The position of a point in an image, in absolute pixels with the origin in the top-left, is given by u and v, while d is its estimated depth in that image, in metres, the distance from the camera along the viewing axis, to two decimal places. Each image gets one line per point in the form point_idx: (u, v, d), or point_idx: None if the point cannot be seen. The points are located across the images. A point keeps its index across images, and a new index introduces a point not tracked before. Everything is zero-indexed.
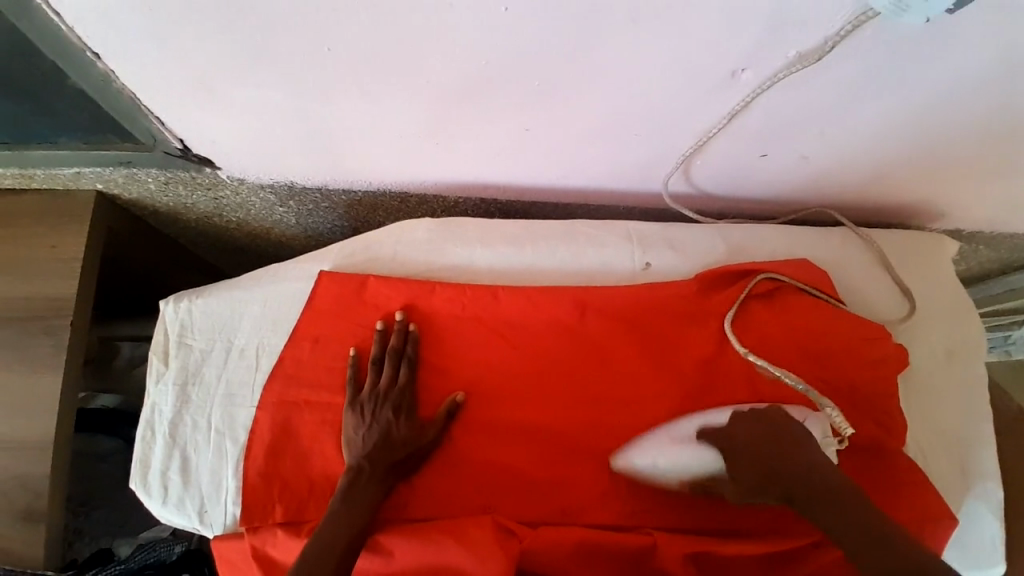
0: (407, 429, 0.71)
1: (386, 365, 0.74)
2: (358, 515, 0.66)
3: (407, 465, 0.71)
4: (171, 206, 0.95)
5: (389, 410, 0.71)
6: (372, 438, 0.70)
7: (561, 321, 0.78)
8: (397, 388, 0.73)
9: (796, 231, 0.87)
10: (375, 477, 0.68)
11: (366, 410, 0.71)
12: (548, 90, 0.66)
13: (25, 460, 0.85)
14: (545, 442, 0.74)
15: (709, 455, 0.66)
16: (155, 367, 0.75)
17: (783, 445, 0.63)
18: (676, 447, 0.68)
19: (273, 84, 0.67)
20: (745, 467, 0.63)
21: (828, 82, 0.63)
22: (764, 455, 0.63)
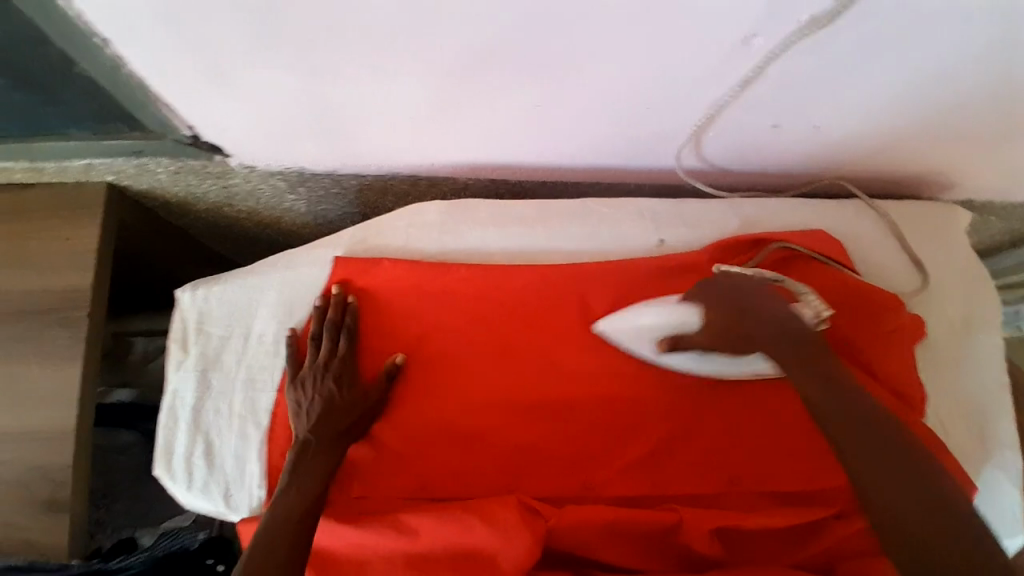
0: (353, 395, 0.72)
1: (326, 338, 0.74)
2: (314, 485, 0.67)
3: (355, 430, 0.72)
4: (182, 197, 0.94)
5: (331, 381, 0.72)
6: (316, 408, 0.71)
7: (501, 285, 0.78)
8: (338, 358, 0.73)
9: (810, 204, 0.86)
10: (324, 448, 0.70)
11: (307, 383, 0.72)
12: (559, 66, 0.65)
13: (49, 451, 0.87)
14: (497, 406, 0.75)
15: (689, 312, 0.71)
16: (175, 355, 0.75)
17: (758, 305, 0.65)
18: (661, 308, 0.73)
19: (282, 68, 0.66)
20: (724, 332, 0.67)
21: (841, 48, 0.62)
22: (788, 330, 0.63)
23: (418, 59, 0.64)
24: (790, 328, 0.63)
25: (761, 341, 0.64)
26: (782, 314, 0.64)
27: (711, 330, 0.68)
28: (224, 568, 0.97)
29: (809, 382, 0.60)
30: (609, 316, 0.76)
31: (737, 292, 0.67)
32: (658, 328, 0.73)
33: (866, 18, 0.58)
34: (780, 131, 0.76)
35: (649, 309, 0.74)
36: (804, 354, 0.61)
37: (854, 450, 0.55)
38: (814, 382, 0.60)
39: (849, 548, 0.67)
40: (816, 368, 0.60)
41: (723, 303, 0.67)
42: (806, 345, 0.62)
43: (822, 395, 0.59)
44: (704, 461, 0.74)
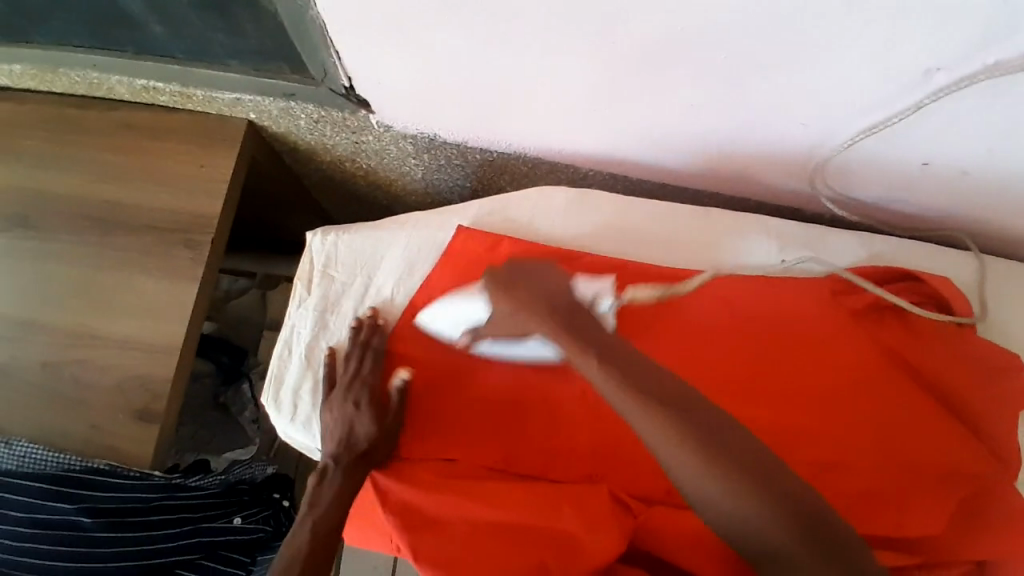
0: (372, 418, 0.72)
1: (353, 358, 0.75)
2: (335, 506, 0.71)
3: (375, 458, 0.73)
4: (312, 145, 0.98)
5: (353, 403, 0.72)
6: (339, 430, 0.72)
7: None
8: (362, 381, 0.74)
9: (937, 250, 0.84)
10: (344, 473, 0.71)
11: (335, 402, 0.73)
12: (725, 71, 0.66)
13: (151, 362, 0.91)
14: (552, 432, 0.74)
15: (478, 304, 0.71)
16: (298, 292, 0.79)
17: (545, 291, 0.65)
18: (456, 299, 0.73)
19: (456, 33, 0.68)
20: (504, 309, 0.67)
21: (1019, 99, 0.61)
22: (555, 301, 0.64)
23: (590, 43, 0.65)
24: (561, 305, 0.64)
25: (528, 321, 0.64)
26: (552, 290, 0.65)
27: (499, 312, 0.67)
28: (289, 504, 1.02)
29: (607, 367, 0.59)
30: (426, 310, 0.76)
31: (533, 270, 0.67)
32: (465, 322, 0.73)
33: None
34: (927, 170, 0.75)
35: (455, 302, 0.73)
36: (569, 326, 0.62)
37: (666, 434, 0.56)
38: (611, 359, 0.60)
39: None
40: (597, 350, 0.60)
41: (503, 282, 0.67)
42: (584, 317, 0.63)
43: (631, 371, 0.59)
44: None
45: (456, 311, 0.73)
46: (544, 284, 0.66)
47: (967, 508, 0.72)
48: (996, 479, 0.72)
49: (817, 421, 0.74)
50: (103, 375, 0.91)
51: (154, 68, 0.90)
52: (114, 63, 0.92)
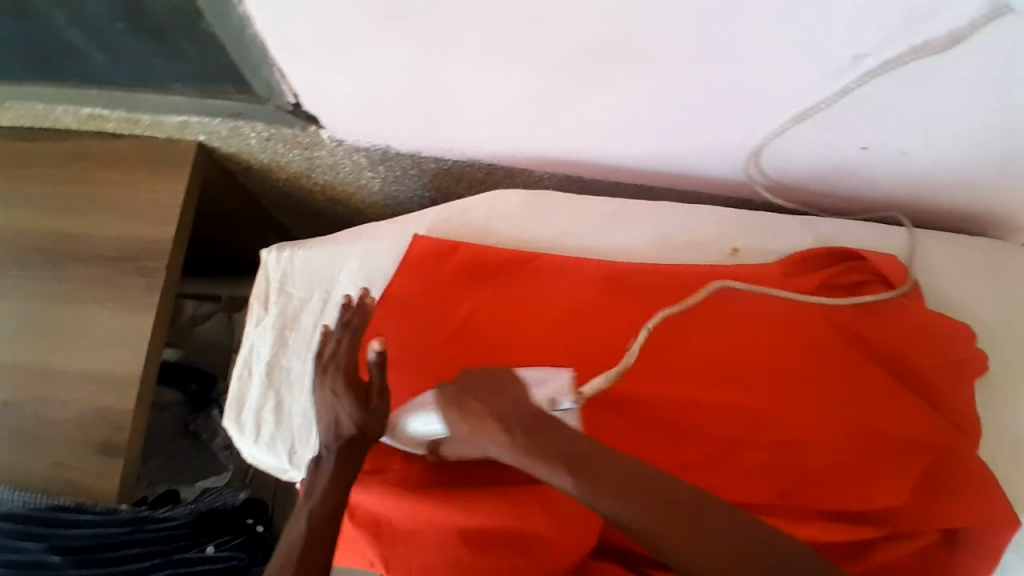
0: (355, 400, 0.64)
1: (334, 335, 0.64)
2: (325, 502, 0.62)
3: (365, 443, 0.65)
4: (265, 163, 0.97)
5: (334, 382, 0.63)
6: (328, 417, 0.64)
7: (539, 302, 0.79)
8: (344, 360, 0.64)
9: (881, 229, 0.87)
10: (337, 461, 0.64)
11: (319, 381, 0.65)
12: (665, 67, 0.67)
13: (112, 394, 0.89)
14: None
15: (435, 415, 0.69)
16: (256, 311, 0.78)
17: (496, 392, 0.63)
18: (419, 411, 0.71)
19: (398, 44, 0.69)
20: (463, 423, 0.64)
21: (945, 77, 0.64)
22: (516, 415, 0.61)
23: (529, 46, 0.66)
24: (519, 412, 0.61)
25: (492, 441, 0.62)
26: (516, 398, 0.62)
27: (460, 431, 0.66)
28: (262, 529, 1.02)
29: (579, 478, 0.55)
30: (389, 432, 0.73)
31: (478, 380, 0.66)
32: (428, 434, 0.70)
33: (978, 49, 0.59)
34: (866, 154, 0.78)
35: (418, 412, 0.70)
36: (529, 438, 0.59)
37: (657, 535, 0.52)
38: (564, 456, 0.57)
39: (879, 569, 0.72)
40: (562, 463, 0.56)
41: (455, 399, 0.65)
42: (546, 423, 0.59)
43: (594, 479, 0.55)
44: (769, 470, 0.73)
45: (422, 422, 0.70)
46: (505, 394, 0.63)
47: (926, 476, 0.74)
48: (956, 445, 0.74)
49: (781, 399, 0.75)
50: (63, 411, 0.89)
51: (98, 95, 0.89)
52: (57, 93, 0.90)
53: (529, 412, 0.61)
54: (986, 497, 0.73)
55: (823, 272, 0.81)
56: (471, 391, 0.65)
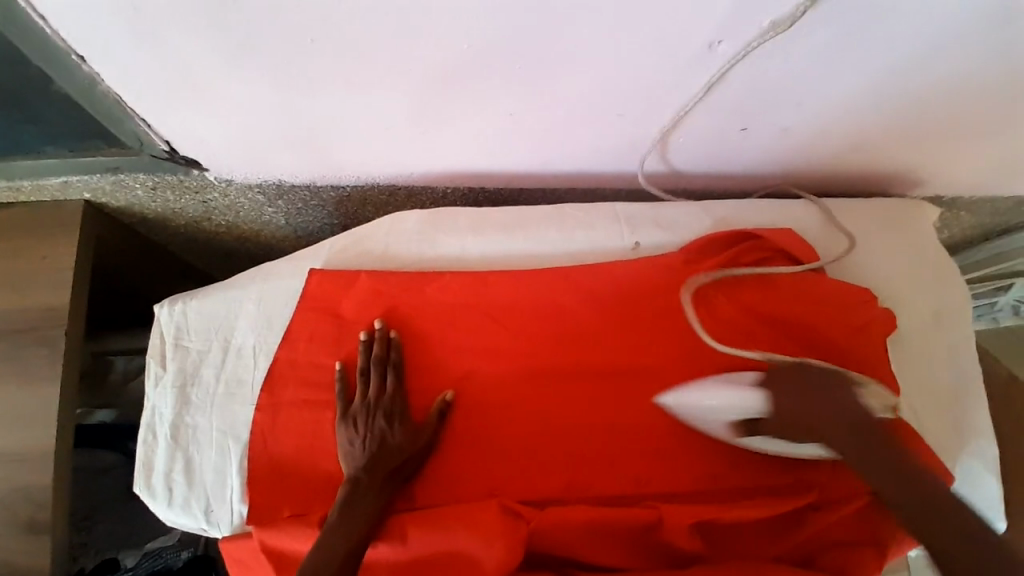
0: (404, 433, 0.71)
1: (374, 374, 0.74)
2: (364, 520, 0.67)
3: (404, 472, 0.71)
4: (160, 213, 0.94)
5: (382, 419, 0.71)
6: (368, 446, 0.70)
7: (447, 320, 0.78)
8: (388, 395, 0.73)
9: (775, 204, 0.89)
10: (372, 489, 0.68)
11: (359, 422, 0.71)
12: (533, 72, 0.66)
13: (26, 471, 0.85)
14: (447, 456, 0.73)
15: (756, 396, 0.69)
16: (153, 371, 0.76)
17: (831, 384, 0.65)
18: (727, 390, 0.71)
19: (260, 80, 0.67)
20: (799, 407, 0.65)
21: (803, 50, 0.64)
22: (847, 414, 0.62)
23: (392, 66, 0.65)
24: (853, 414, 0.61)
25: (827, 426, 0.62)
26: (846, 400, 0.63)
27: (789, 416, 0.66)
28: None
29: (869, 470, 0.57)
30: (673, 390, 0.74)
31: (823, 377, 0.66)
32: (712, 409, 0.71)
33: (824, 18, 0.60)
34: (748, 133, 0.79)
35: (717, 389, 0.72)
36: (864, 436, 0.59)
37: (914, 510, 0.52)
38: (864, 447, 0.58)
39: (823, 541, 0.70)
40: (870, 456, 0.58)
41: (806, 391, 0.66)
42: (872, 426, 0.60)
43: (875, 468, 0.56)
44: (689, 454, 0.74)
45: (722, 399, 0.71)
46: (840, 392, 0.64)
47: None
48: None
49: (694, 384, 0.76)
50: None
51: None
52: None
53: (866, 415, 0.61)
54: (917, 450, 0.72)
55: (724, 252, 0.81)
56: (823, 384, 0.65)
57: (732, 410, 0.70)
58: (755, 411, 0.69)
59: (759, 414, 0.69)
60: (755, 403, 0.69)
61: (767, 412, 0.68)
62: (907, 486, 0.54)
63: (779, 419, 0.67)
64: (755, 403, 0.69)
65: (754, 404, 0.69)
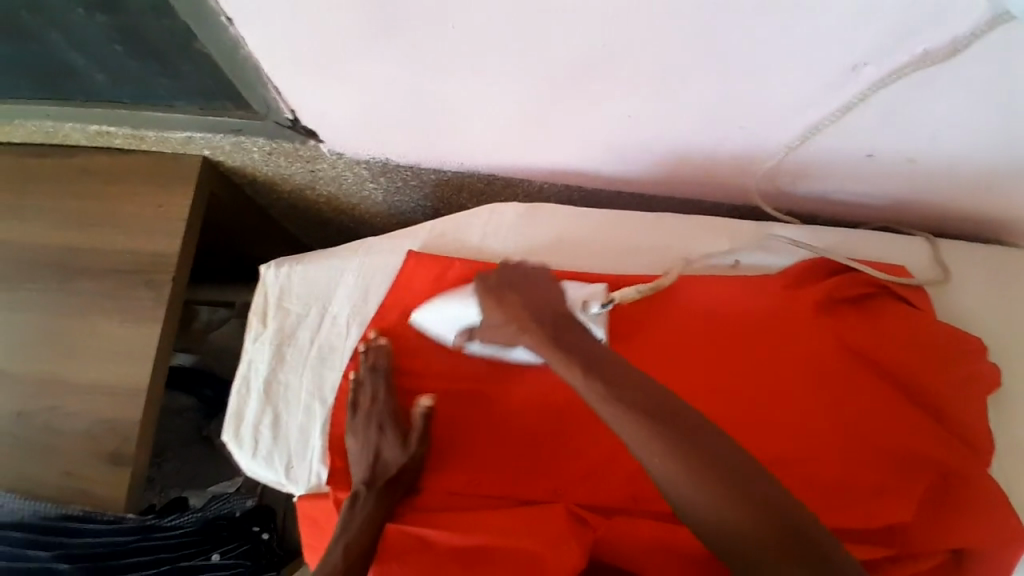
0: (397, 441, 0.71)
1: (365, 384, 0.73)
2: (363, 530, 0.68)
3: (403, 481, 0.71)
4: (270, 176, 0.98)
5: (375, 429, 0.71)
6: (364, 458, 0.71)
7: None
8: (379, 404, 0.72)
9: (881, 239, 0.87)
10: (373, 500, 0.69)
11: (356, 430, 0.72)
12: (660, 78, 0.66)
13: (118, 406, 0.90)
14: (484, 463, 0.73)
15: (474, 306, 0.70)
16: (253, 326, 0.78)
17: (544, 301, 0.64)
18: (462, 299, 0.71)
19: (390, 60, 0.69)
20: (496, 307, 0.65)
21: (946, 84, 0.61)
22: (554, 323, 0.62)
23: (518, 60, 0.66)
24: (585, 340, 0.61)
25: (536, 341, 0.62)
26: (550, 307, 0.63)
27: (489, 318, 0.66)
28: (267, 537, 1.04)
29: (610, 395, 0.56)
30: (426, 305, 0.75)
31: (525, 278, 0.65)
32: (458, 321, 0.72)
33: (978, 57, 0.57)
34: (872, 161, 0.76)
35: (451, 301, 0.72)
36: (589, 358, 0.58)
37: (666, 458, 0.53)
38: (575, 356, 0.59)
39: None
40: (603, 380, 0.57)
41: (496, 292, 0.65)
42: (580, 345, 0.60)
43: (627, 400, 0.55)
44: None
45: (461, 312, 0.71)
46: (539, 295, 0.64)
47: (927, 501, 0.72)
48: (960, 465, 0.71)
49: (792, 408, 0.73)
50: (72, 422, 0.91)
51: (104, 113, 0.92)
52: (67, 113, 0.93)
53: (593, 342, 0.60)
54: (994, 524, 0.70)
55: (786, 298, 0.78)
56: (513, 287, 0.65)
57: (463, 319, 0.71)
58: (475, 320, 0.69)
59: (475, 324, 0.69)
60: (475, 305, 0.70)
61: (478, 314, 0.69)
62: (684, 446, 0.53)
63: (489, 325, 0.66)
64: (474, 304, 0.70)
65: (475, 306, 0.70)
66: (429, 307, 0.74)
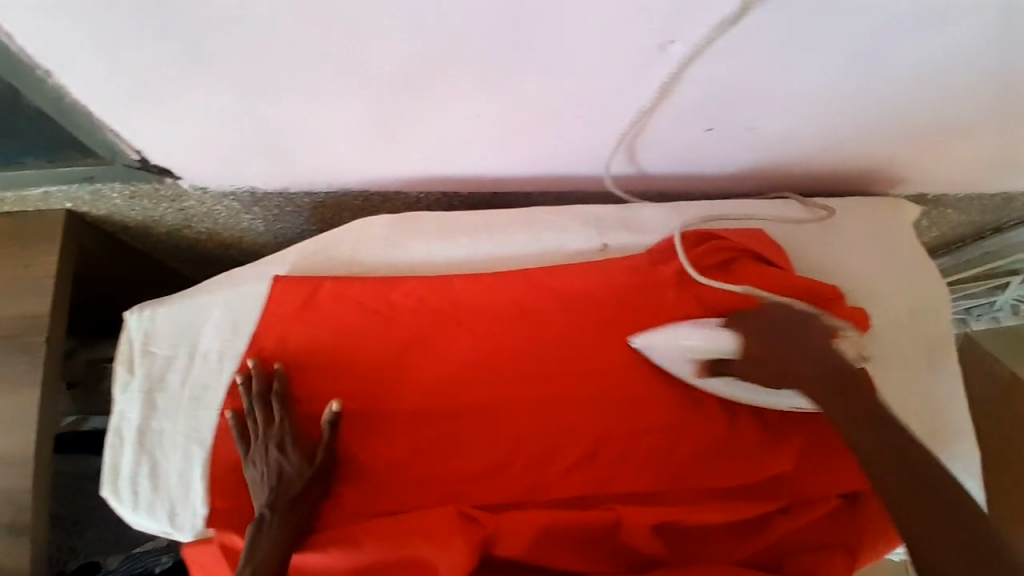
0: (300, 456, 0.70)
1: (257, 408, 0.71)
2: (272, 555, 0.64)
3: (309, 499, 0.69)
4: (140, 220, 0.96)
5: (275, 449, 0.70)
6: (266, 480, 0.69)
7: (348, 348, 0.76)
8: (276, 425, 0.71)
9: (745, 204, 0.89)
10: (280, 521, 0.66)
11: (254, 453, 0.70)
12: (491, 77, 0.67)
13: (7, 479, 0.86)
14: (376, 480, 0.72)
15: (726, 337, 0.71)
16: (120, 376, 0.76)
17: (817, 341, 0.65)
18: (701, 328, 0.73)
19: (224, 89, 0.68)
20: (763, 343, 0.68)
21: (756, 49, 0.64)
22: (823, 361, 0.63)
23: (353, 74, 0.66)
24: (831, 364, 0.62)
25: (802, 379, 0.63)
26: (821, 351, 0.64)
27: (756, 355, 0.68)
28: None
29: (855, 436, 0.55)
30: (642, 332, 0.77)
31: (787, 320, 0.67)
32: (688, 349, 0.73)
33: (773, 19, 0.60)
34: (716, 134, 0.79)
35: (684, 330, 0.74)
36: (838, 391, 0.59)
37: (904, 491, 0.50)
38: (839, 404, 0.58)
39: (789, 544, 0.72)
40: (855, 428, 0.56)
41: (764, 335, 0.68)
42: (855, 391, 0.59)
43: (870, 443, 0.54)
44: (648, 460, 0.75)
45: (691, 339, 0.73)
46: (812, 341, 0.65)
47: (810, 453, 0.76)
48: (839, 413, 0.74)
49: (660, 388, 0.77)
50: None
51: None
52: None
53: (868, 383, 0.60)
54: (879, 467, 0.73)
55: (651, 277, 0.80)
56: (771, 331, 0.68)
57: (704, 349, 0.72)
58: (724, 353, 0.71)
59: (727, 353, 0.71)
60: (727, 342, 0.71)
61: (735, 352, 0.70)
62: (899, 468, 0.51)
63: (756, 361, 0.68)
64: (727, 336, 0.71)
65: (726, 342, 0.71)
66: (648, 333, 0.77)
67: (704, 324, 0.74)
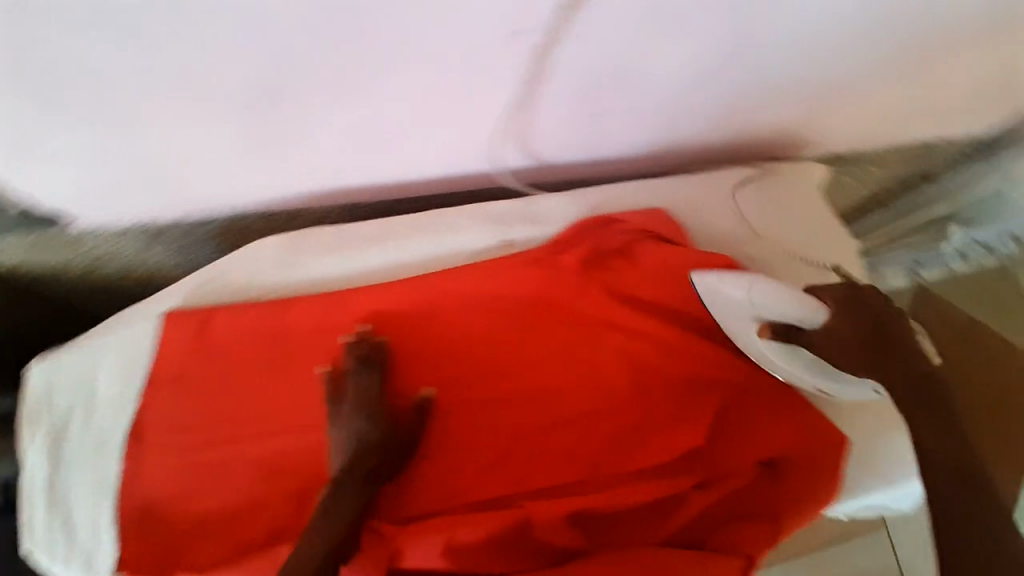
0: (382, 427, 0.69)
1: (356, 376, 0.71)
2: (330, 529, 0.63)
3: (382, 472, 0.68)
4: (44, 270, 0.91)
5: (362, 418, 0.69)
6: (357, 443, 0.68)
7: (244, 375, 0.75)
8: (365, 395, 0.70)
9: (644, 184, 0.88)
10: (353, 490, 0.66)
11: (346, 416, 0.70)
12: (351, 83, 0.66)
13: None
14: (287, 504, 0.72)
15: (814, 308, 0.68)
16: (23, 432, 0.74)
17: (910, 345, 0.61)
18: (782, 291, 0.71)
19: (84, 126, 0.67)
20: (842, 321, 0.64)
21: (608, 22, 0.63)
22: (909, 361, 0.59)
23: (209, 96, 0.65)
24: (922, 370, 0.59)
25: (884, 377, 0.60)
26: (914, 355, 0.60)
27: (817, 331, 0.66)
28: None
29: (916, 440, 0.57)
30: (707, 270, 0.77)
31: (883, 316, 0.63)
32: (767, 310, 0.72)
33: None
34: (600, 118, 0.79)
35: (763, 291, 0.72)
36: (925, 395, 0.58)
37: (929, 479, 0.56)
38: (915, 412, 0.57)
39: (707, 519, 0.71)
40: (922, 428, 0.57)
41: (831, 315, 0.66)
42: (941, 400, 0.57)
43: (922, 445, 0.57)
44: (561, 452, 0.74)
45: (772, 299, 0.71)
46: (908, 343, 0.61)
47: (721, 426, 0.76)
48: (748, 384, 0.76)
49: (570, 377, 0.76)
50: None
51: None
52: None
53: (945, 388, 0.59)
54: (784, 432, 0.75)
55: (549, 269, 0.79)
56: (852, 313, 0.65)
57: (779, 312, 0.70)
58: (804, 322, 0.68)
59: (808, 322, 0.68)
60: (811, 310, 0.68)
61: (812, 322, 0.67)
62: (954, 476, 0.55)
63: (832, 339, 0.64)
64: (814, 305, 0.68)
65: (809, 309, 0.68)
66: (714, 275, 0.76)
67: (788, 289, 0.71)
